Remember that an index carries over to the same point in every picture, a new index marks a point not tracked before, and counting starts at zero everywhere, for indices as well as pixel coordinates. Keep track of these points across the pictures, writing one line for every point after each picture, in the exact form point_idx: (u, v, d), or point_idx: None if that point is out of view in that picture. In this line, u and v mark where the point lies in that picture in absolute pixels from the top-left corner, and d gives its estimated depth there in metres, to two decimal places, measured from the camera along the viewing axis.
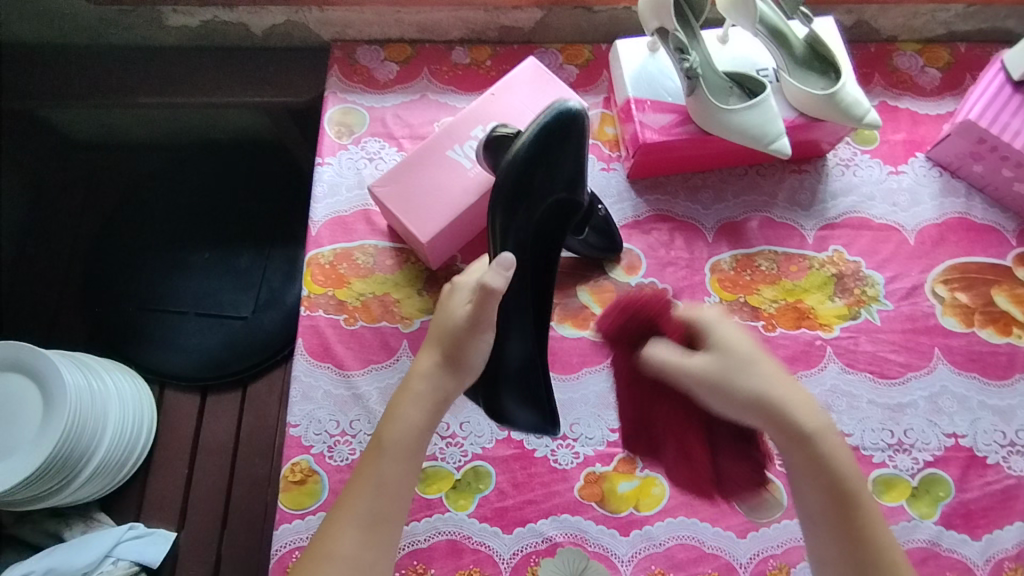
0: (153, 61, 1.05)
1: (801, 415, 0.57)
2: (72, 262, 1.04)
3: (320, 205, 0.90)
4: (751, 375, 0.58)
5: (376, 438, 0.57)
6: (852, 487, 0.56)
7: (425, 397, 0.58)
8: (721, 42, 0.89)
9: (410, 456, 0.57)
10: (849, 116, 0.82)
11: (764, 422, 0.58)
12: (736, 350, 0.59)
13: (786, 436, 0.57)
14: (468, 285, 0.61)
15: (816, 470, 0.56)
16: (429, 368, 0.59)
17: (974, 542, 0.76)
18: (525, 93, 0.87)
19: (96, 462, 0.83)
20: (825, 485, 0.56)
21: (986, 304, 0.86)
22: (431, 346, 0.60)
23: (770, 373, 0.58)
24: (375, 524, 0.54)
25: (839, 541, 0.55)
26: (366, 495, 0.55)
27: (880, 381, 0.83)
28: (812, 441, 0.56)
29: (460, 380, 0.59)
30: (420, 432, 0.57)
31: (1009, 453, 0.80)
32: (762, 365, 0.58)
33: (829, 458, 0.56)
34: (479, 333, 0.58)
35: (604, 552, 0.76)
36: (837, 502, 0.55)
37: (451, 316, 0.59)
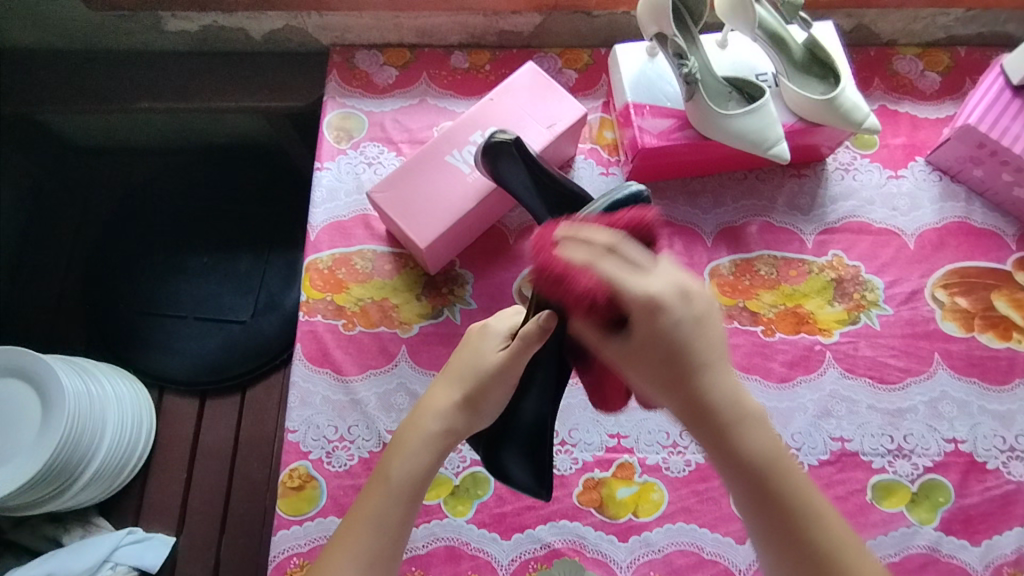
0: (152, 67, 1.04)
1: (725, 405, 0.50)
2: (72, 267, 1.04)
3: (319, 210, 0.90)
4: (709, 353, 0.50)
5: (383, 474, 0.57)
6: (769, 464, 0.51)
7: (437, 436, 0.58)
8: (720, 47, 0.89)
9: (413, 498, 0.56)
10: (848, 121, 0.81)
11: (687, 402, 0.50)
12: (661, 335, 0.48)
13: (691, 417, 0.51)
14: (500, 330, 0.61)
15: (730, 451, 0.51)
16: (445, 408, 0.59)
17: (974, 548, 0.76)
18: (524, 98, 0.87)
19: (94, 467, 0.82)
20: (744, 466, 0.51)
21: (986, 309, 0.85)
22: (450, 385, 0.60)
23: (699, 358, 0.50)
24: (371, 564, 0.54)
25: (776, 523, 0.51)
26: (366, 534, 0.55)
27: (880, 386, 0.82)
28: (732, 428, 0.51)
29: (475, 424, 0.59)
30: (425, 475, 0.57)
31: (1009, 459, 0.80)
32: (699, 351, 0.49)
33: (744, 438, 0.51)
34: (503, 381, 0.58)
35: (603, 558, 0.75)
36: (768, 482, 0.51)
37: (483, 360, 0.59)
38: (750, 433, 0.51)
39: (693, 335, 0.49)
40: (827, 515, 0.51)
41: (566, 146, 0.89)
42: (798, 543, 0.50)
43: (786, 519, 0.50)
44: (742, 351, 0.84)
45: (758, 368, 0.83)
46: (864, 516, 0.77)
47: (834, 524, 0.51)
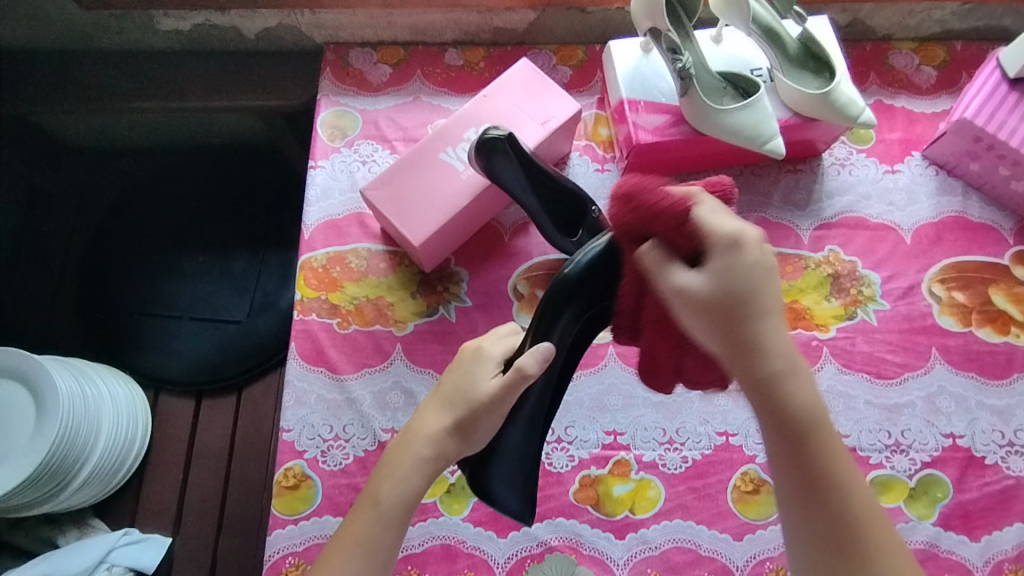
0: (146, 66, 1.07)
1: (771, 357, 0.49)
2: (66, 267, 1.03)
3: (313, 209, 0.90)
4: (745, 304, 0.48)
5: (374, 495, 0.56)
6: (818, 430, 0.49)
7: (427, 461, 0.57)
8: (715, 42, 0.89)
9: (402, 523, 0.56)
10: (843, 116, 0.81)
11: (734, 348, 0.49)
12: (731, 278, 0.48)
13: (742, 372, 0.50)
14: (494, 358, 0.60)
15: (776, 406, 0.49)
16: (435, 432, 0.57)
17: (973, 543, 0.76)
18: (518, 95, 0.86)
19: (89, 468, 0.82)
20: (788, 426, 0.49)
21: (984, 304, 0.85)
22: (442, 409, 0.58)
23: (752, 307, 0.48)
24: None
25: (809, 494, 0.49)
26: (355, 558, 0.54)
27: (877, 381, 0.82)
28: (775, 384, 0.49)
29: (463, 450, 0.58)
30: (415, 499, 0.56)
31: (1008, 454, 0.79)
32: (753, 293, 0.48)
33: (791, 396, 0.49)
34: (494, 413, 0.57)
35: (600, 555, 0.75)
36: (808, 450, 0.49)
37: (476, 389, 0.58)
38: (801, 390, 0.49)
39: (748, 280, 0.48)
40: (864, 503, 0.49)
41: (561, 142, 0.89)
42: (826, 519, 0.49)
43: (822, 493, 0.49)
44: None
45: None
46: None
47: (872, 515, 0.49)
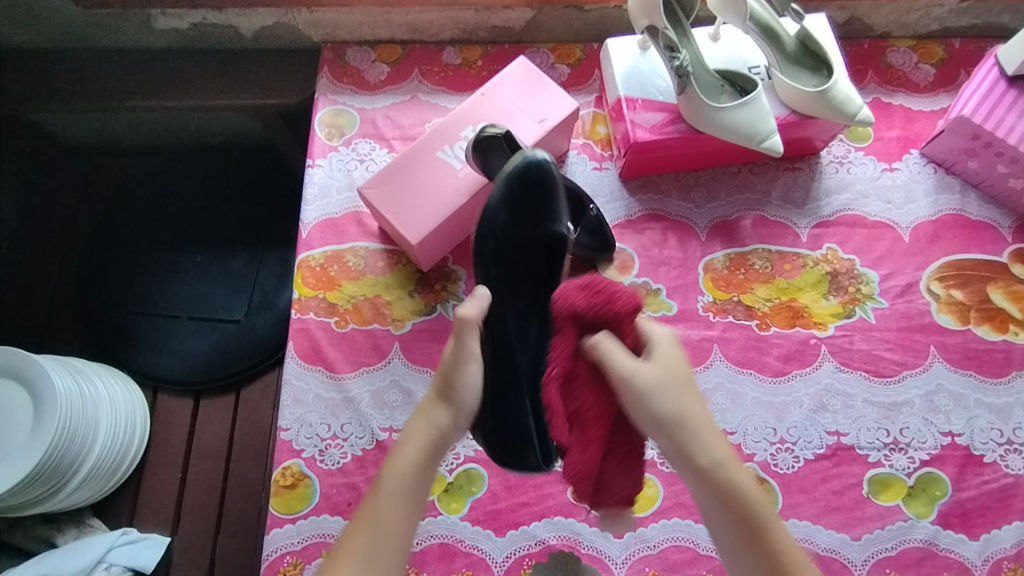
0: (145, 63, 1.07)
1: (703, 441, 0.53)
2: (64, 266, 1.03)
3: (311, 208, 0.90)
4: (679, 396, 0.53)
5: (376, 481, 0.55)
6: (752, 506, 0.52)
7: (422, 436, 0.55)
8: (713, 40, 0.89)
9: (410, 498, 0.53)
10: (841, 113, 0.81)
11: (671, 444, 0.53)
12: (664, 372, 0.53)
13: (682, 460, 0.53)
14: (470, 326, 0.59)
15: (715, 489, 0.53)
16: (423, 407, 0.56)
17: (972, 541, 0.76)
18: (516, 93, 0.86)
19: (87, 468, 0.82)
20: (729, 505, 0.52)
21: (982, 301, 0.85)
22: (430, 387, 0.57)
23: (684, 401, 0.53)
24: (371, 566, 0.50)
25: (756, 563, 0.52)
26: (364, 536, 0.52)
27: (876, 379, 0.82)
28: (714, 468, 0.53)
29: (459, 413, 0.55)
30: (418, 470, 0.54)
31: (1007, 451, 0.79)
32: (682, 386, 0.54)
33: (727, 476, 0.53)
34: (467, 362, 0.55)
35: (598, 554, 0.75)
36: (752, 523, 0.52)
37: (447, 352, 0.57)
38: (738, 475, 0.53)
39: (676, 373, 0.54)
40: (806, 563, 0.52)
41: (559, 141, 0.89)
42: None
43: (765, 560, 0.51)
44: (737, 345, 0.83)
45: (753, 362, 0.82)
46: (861, 511, 0.77)
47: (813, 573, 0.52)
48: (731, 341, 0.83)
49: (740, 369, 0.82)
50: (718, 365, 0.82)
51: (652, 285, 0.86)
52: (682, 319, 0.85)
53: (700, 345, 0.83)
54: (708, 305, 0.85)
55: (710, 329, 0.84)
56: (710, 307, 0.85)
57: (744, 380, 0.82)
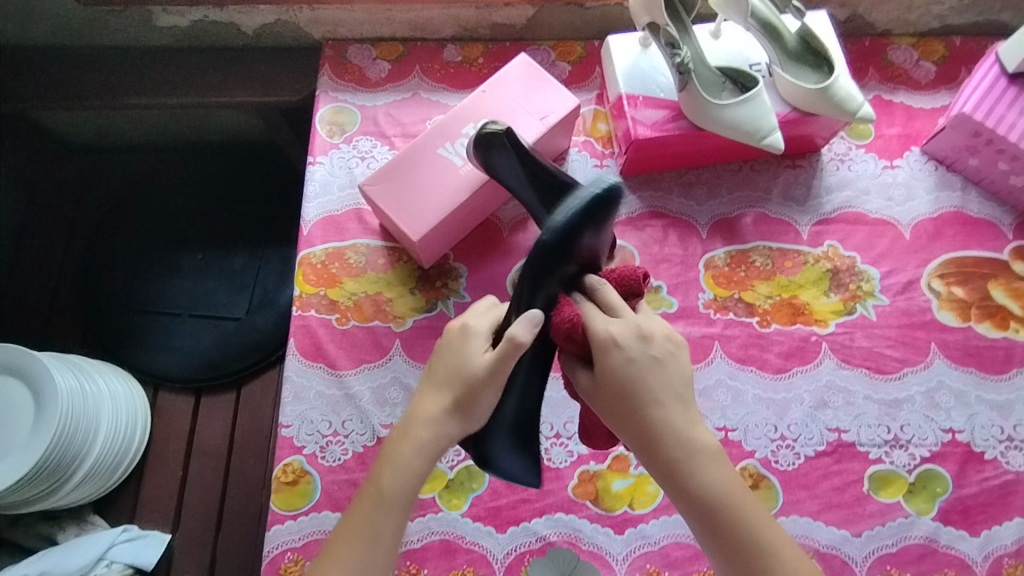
0: (142, 60, 1.05)
1: (671, 441, 0.54)
2: (66, 264, 1.03)
3: (312, 205, 0.90)
4: (640, 401, 0.55)
5: (376, 483, 0.56)
6: (720, 502, 0.54)
7: (428, 445, 0.56)
8: (714, 37, 0.89)
9: (407, 508, 0.55)
10: (842, 110, 0.81)
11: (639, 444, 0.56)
12: (618, 376, 0.55)
13: (652, 461, 0.55)
14: (483, 332, 0.58)
15: (678, 485, 0.54)
16: (436, 416, 0.57)
17: (972, 538, 0.76)
18: (517, 90, 0.86)
19: (87, 466, 0.82)
20: (694, 502, 0.54)
21: (983, 299, 0.85)
22: (440, 391, 0.57)
23: (646, 405, 0.54)
24: (368, 572, 0.54)
25: (717, 553, 0.54)
26: (359, 543, 0.54)
27: (877, 376, 0.82)
28: (678, 467, 0.54)
29: (468, 428, 0.57)
30: (419, 481, 0.56)
31: (1007, 448, 0.79)
32: (647, 389, 0.55)
33: (691, 475, 0.54)
34: (494, 385, 0.56)
35: (599, 550, 0.75)
36: (713, 520, 0.54)
37: (467, 365, 0.57)
38: (707, 475, 0.54)
39: (641, 374, 0.55)
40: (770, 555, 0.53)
41: (560, 138, 0.89)
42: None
43: (724, 554, 0.54)
44: (738, 342, 0.83)
45: (753, 359, 0.82)
46: (861, 508, 0.77)
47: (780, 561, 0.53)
48: (732, 338, 0.83)
49: (741, 365, 0.82)
50: (719, 362, 0.82)
51: (653, 282, 0.86)
52: (683, 316, 0.85)
53: (701, 342, 0.83)
54: (709, 302, 0.85)
55: (711, 326, 0.84)
56: (710, 304, 0.85)
57: (745, 377, 0.82)
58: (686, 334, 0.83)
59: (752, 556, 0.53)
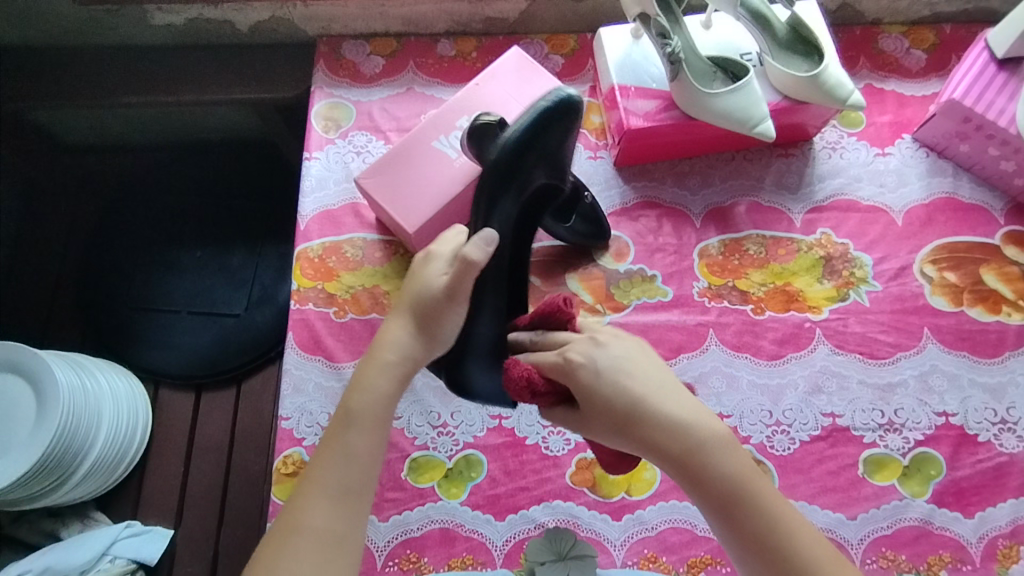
0: (138, 60, 1.06)
1: (670, 428, 0.52)
2: (66, 261, 1.04)
3: (308, 199, 0.91)
4: (625, 402, 0.53)
5: (345, 408, 0.55)
6: (736, 484, 0.50)
7: (398, 366, 0.57)
8: (705, 28, 0.90)
9: (381, 425, 0.55)
10: (833, 98, 0.82)
11: (643, 448, 0.53)
12: (595, 385, 0.53)
13: (662, 456, 0.52)
14: (444, 255, 0.59)
15: (704, 478, 0.51)
16: (401, 338, 0.57)
17: (966, 520, 0.76)
18: (510, 82, 0.87)
19: (89, 463, 0.82)
20: (712, 486, 0.51)
21: (975, 283, 0.86)
22: (402, 316, 0.58)
23: (637, 390, 0.53)
24: (346, 493, 0.52)
25: (749, 541, 0.50)
26: (334, 463, 0.53)
27: (870, 361, 0.83)
28: (694, 454, 0.51)
29: (431, 349, 0.58)
30: (388, 402, 0.55)
31: (1000, 431, 0.80)
32: (628, 388, 0.53)
33: (706, 458, 0.51)
34: (454, 303, 0.57)
35: (597, 536, 0.76)
36: (739, 512, 0.50)
37: (427, 285, 0.58)
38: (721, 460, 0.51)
39: (620, 367, 0.54)
40: (800, 530, 0.50)
41: None
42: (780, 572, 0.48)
43: (759, 538, 0.49)
44: (732, 330, 0.84)
45: (748, 346, 0.83)
46: (857, 491, 0.77)
47: (805, 534, 0.49)
48: (727, 326, 0.84)
49: (735, 352, 0.83)
50: (714, 349, 0.83)
51: (648, 271, 0.87)
52: (677, 304, 0.85)
53: (696, 330, 0.84)
54: (704, 290, 0.86)
55: (706, 314, 0.85)
56: (705, 292, 0.86)
57: (739, 364, 0.82)
58: (681, 322, 0.84)
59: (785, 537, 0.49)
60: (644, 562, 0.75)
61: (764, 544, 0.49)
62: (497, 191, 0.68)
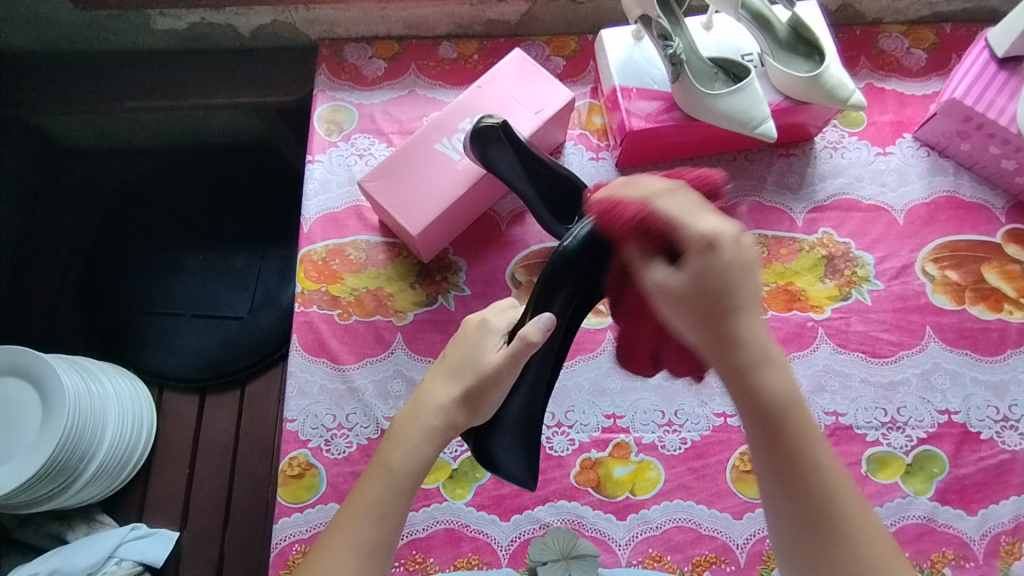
0: (141, 63, 1.06)
1: (750, 346, 0.50)
2: (71, 264, 1.04)
3: (312, 202, 0.91)
4: (733, 294, 0.49)
5: (384, 463, 0.55)
6: (786, 406, 0.50)
7: (437, 431, 0.56)
8: (705, 29, 0.90)
9: (415, 491, 0.55)
10: (833, 98, 0.82)
11: (709, 346, 0.51)
12: (711, 274, 0.49)
13: (723, 349, 0.51)
14: (498, 330, 0.60)
15: (755, 399, 0.50)
16: (444, 403, 0.57)
17: (970, 517, 0.77)
18: (513, 85, 0.87)
19: (95, 466, 0.83)
20: (761, 406, 0.50)
21: (976, 281, 0.86)
22: (450, 380, 0.58)
23: (736, 302, 0.50)
24: (372, 553, 0.52)
25: (780, 465, 0.50)
26: (368, 519, 0.53)
27: (873, 360, 0.83)
28: (762, 369, 0.50)
29: (471, 419, 0.58)
30: (426, 467, 0.56)
31: (1003, 428, 0.80)
32: (735, 293, 0.49)
33: (765, 380, 0.50)
34: (501, 380, 0.58)
35: (602, 535, 0.76)
36: (782, 427, 0.50)
37: (481, 358, 0.58)
38: (773, 373, 0.50)
39: (737, 277, 0.49)
40: (835, 476, 0.51)
41: (556, 131, 0.90)
42: (803, 497, 0.50)
43: (795, 462, 0.50)
44: None
45: None
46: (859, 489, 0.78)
47: (834, 472, 0.51)
48: None
49: None
50: None
51: None
52: None
53: None
54: None
55: None
56: None
57: None
58: None
59: (816, 467, 0.50)
60: (649, 561, 0.75)
61: (794, 467, 0.50)
62: (557, 282, 0.64)
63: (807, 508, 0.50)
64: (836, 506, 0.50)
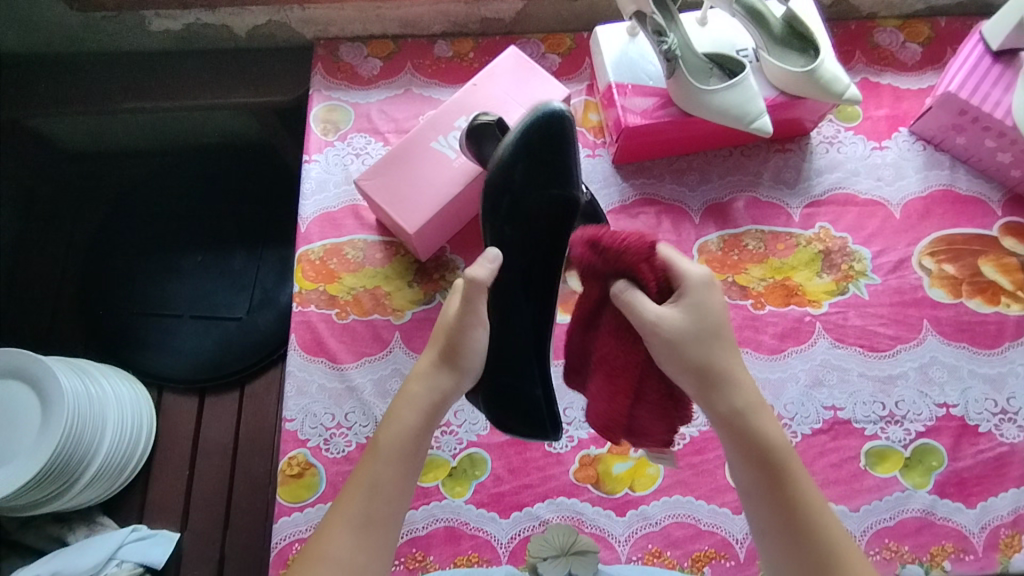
0: (137, 64, 1.07)
1: (731, 388, 0.57)
2: (69, 266, 1.04)
3: (308, 202, 0.91)
4: (707, 345, 0.56)
5: (376, 441, 0.57)
6: (775, 447, 0.56)
7: (423, 398, 0.58)
8: (700, 24, 0.90)
9: (406, 458, 0.56)
10: (830, 92, 0.82)
11: (697, 390, 0.57)
12: (697, 316, 0.56)
13: (709, 392, 0.57)
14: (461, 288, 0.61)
15: (747, 438, 0.56)
16: (424, 369, 0.59)
17: (969, 510, 0.77)
18: (508, 83, 0.87)
19: (94, 468, 0.83)
20: (750, 447, 0.56)
21: (973, 275, 0.86)
22: (430, 347, 0.60)
23: (714, 353, 0.57)
24: (368, 525, 0.54)
25: (776, 502, 0.55)
26: (360, 493, 0.55)
27: (870, 354, 0.83)
28: (748, 415, 0.57)
29: (459, 380, 0.59)
30: (416, 434, 0.57)
31: (1001, 421, 0.80)
32: (710, 343, 0.56)
33: (756, 424, 0.57)
34: (467, 332, 0.58)
35: (602, 532, 0.76)
36: (772, 466, 0.56)
37: (446, 316, 0.59)
38: (762, 419, 0.57)
39: (706, 327, 0.56)
40: (828, 521, 0.55)
41: None
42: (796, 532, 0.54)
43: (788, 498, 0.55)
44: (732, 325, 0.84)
45: (748, 341, 0.84)
46: (858, 483, 0.78)
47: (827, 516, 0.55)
48: None
49: None
50: None
51: None
52: None
53: None
54: None
55: None
56: None
57: None
58: None
59: (807, 507, 0.55)
60: (649, 557, 0.75)
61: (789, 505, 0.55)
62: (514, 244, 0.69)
63: (803, 542, 0.54)
64: (827, 538, 0.54)
